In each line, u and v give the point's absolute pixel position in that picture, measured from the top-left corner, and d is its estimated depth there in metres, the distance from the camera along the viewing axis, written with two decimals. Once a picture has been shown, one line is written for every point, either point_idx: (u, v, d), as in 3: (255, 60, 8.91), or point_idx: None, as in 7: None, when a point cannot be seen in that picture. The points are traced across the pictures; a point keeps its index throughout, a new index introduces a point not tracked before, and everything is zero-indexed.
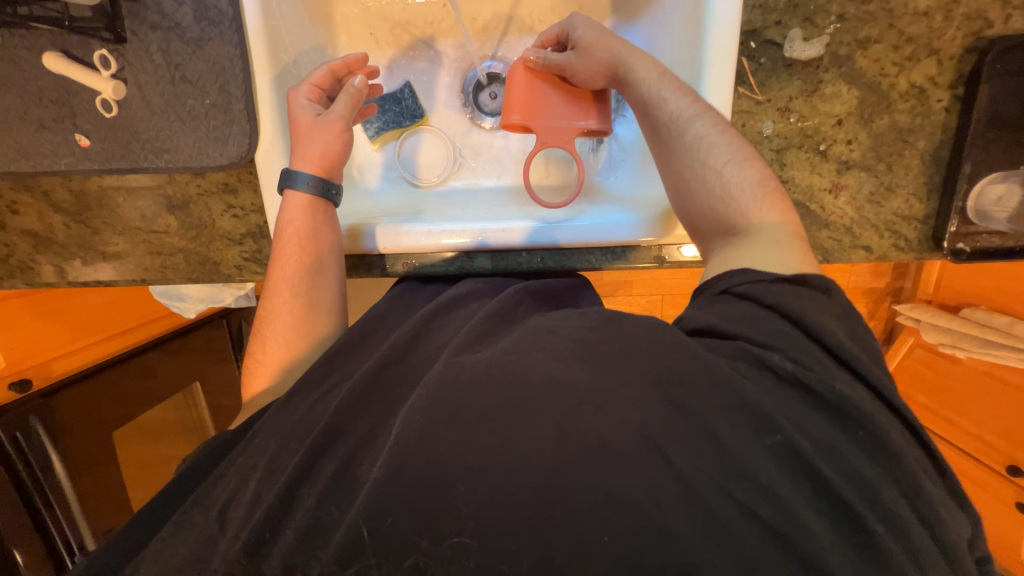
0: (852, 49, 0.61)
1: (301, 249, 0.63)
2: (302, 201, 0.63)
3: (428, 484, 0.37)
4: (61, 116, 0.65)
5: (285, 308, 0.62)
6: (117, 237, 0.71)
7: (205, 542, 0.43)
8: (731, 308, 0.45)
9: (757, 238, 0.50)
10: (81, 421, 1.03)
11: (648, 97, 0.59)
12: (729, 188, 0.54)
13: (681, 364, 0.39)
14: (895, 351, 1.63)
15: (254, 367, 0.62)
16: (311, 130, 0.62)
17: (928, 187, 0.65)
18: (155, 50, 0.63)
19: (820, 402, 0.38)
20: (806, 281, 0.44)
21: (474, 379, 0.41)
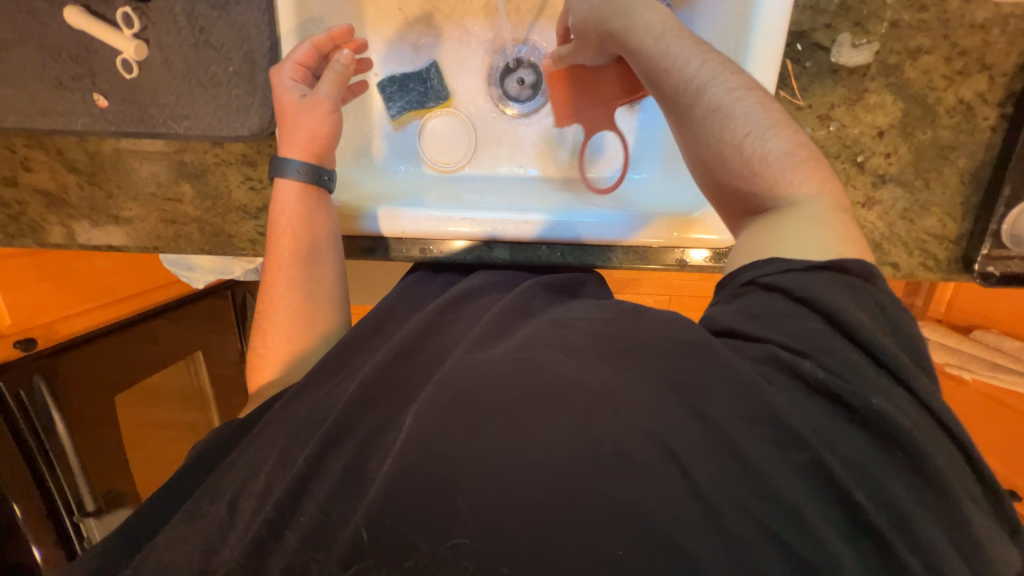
0: (902, 58, 0.59)
1: (295, 239, 0.62)
2: (293, 189, 0.62)
3: (435, 486, 0.35)
4: (80, 74, 0.63)
5: (283, 300, 0.61)
6: (131, 202, 0.70)
7: (215, 532, 0.43)
8: (758, 302, 0.43)
9: (793, 217, 0.47)
10: (83, 384, 1.03)
11: (659, 64, 0.54)
12: (753, 161, 0.49)
13: (700, 372, 0.38)
14: None
15: (257, 362, 0.61)
16: (295, 113, 0.60)
17: (964, 207, 0.63)
18: (179, 11, 0.61)
19: (844, 422, 0.36)
20: (844, 267, 0.42)
21: (492, 376, 0.40)
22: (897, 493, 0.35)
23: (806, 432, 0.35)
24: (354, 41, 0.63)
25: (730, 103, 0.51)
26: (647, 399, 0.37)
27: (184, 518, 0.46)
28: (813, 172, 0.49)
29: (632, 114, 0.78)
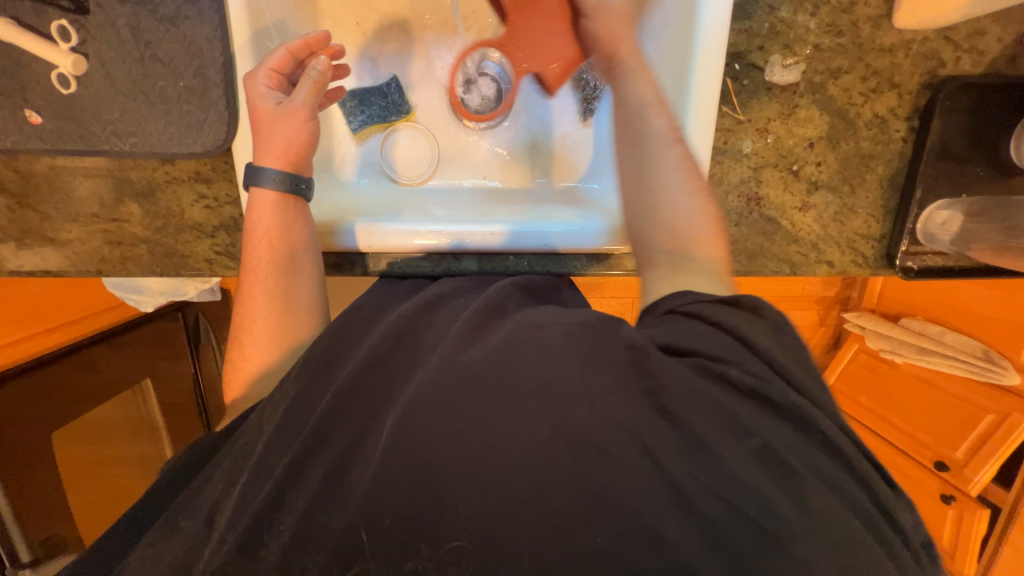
0: (825, 77, 0.65)
1: (272, 248, 0.59)
2: (269, 198, 0.59)
3: (420, 490, 0.37)
4: (9, 88, 0.59)
5: (260, 312, 0.58)
6: (69, 224, 0.66)
7: (191, 547, 0.42)
8: (677, 326, 0.45)
9: (700, 269, 0.52)
10: (11, 423, 0.93)
11: (635, 105, 0.60)
12: (677, 215, 0.55)
13: (663, 372, 0.40)
14: (841, 356, 1.76)
15: (233, 377, 0.58)
16: (271, 121, 0.59)
17: (885, 210, 0.71)
18: (123, 25, 0.58)
19: (790, 408, 0.40)
20: (738, 302, 0.46)
21: (470, 378, 0.41)
22: (829, 466, 0.38)
23: (753, 419, 0.39)
24: (330, 47, 0.62)
25: (667, 155, 0.57)
26: (612, 400, 0.39)
27: (159, 534, 0.46)
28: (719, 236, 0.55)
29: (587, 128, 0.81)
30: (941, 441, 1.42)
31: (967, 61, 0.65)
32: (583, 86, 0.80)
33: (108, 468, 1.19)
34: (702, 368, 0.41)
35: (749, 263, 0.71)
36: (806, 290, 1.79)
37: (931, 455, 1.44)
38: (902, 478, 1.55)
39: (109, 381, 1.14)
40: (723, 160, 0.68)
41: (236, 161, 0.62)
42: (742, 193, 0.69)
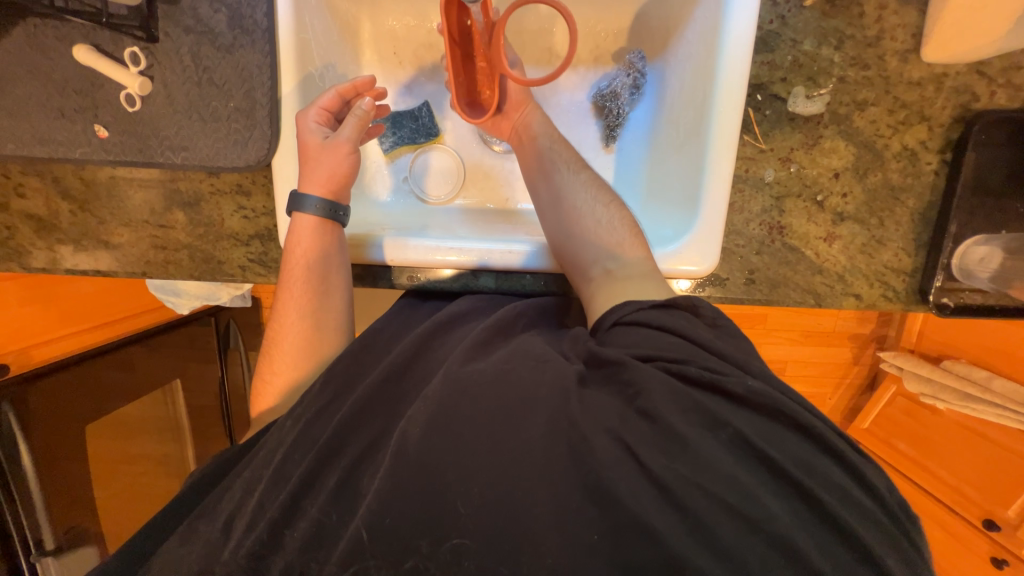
0: (851, 109, 0.65)
1: (308, 270, 0.63)
2: (309, 223, 0.63)
3: (426, 492, 0.39)
4: (83, 106, 0.65)
5: (292, 328, 0.63)
6: (122, 228, 0.71)
7: (210, 549, 0.43)
8: (627, 337, 0.50)
9: (631, 271, 0.60)
10: (51, 413, 0.99)
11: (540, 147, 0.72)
12: (603, 227, 0.65)
13: (637, 374, 0.44)
14: (876, 398, 1.66)
15: (261, 388, 0.62)
16: (319, 153, 0.64)
17: (917, 243, 0.68)
18: (185, 52, 0.64)
19: (761, 399, 0.43)
20: (674, 303, 0.52)
21: (475, 387, 0.44)
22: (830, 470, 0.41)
23: (730, 417, 0.42)
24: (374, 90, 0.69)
25: (577, 179, 0.69)
26: (591, 400, 0.43)
27: (182, 538, 0.47)
28: (641, 241, 0.65)
29: (610, 152, 0.84)
30: (990, 498, 1.31)
31: (1002, 95, 0.64)
32: (607, 113, 0.81)
33: (131, 466, 1.23)
34: (669, 372, 0.45)
35: (770, 293, 0.70)
36: (838, 325, 1.72)
37: (979, 511, 1.33)
38: (946, 534, 1.44)
39: (140, 379, 1.20)
40: (745, 188, 0.67)
41: (276, 174, 0.67)
42: (765, 221, 0.68)
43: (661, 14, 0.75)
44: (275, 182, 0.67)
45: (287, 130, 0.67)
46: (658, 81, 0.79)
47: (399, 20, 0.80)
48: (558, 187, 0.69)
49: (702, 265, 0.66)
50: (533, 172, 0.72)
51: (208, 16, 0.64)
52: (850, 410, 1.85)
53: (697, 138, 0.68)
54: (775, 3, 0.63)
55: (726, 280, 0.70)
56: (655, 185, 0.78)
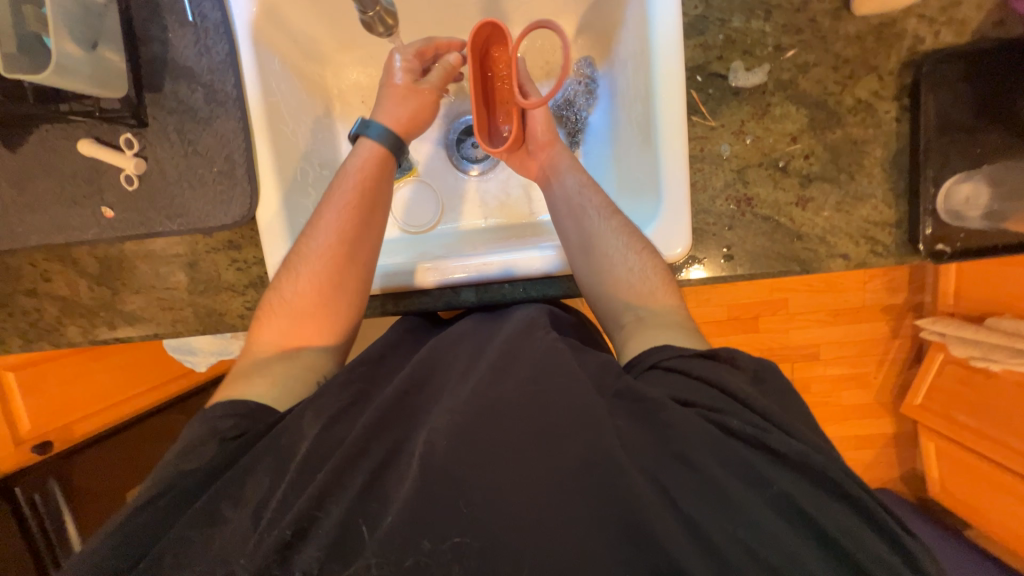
0: (794, 74, 0.65)
1: (360, 193, 0.67)
2: (374, 151, 0.70)
3: (443, 512, 0.41)
4: (91, 193, 0.74)
5: (328, 238, 0.65)
6: (134, 296, 0.78)
7: (235, 540, 0.44)
8: (666, 380, 0.50)
9: (665, 320, 0.61)
10: (94, 488, 1.09)
11: (568, 192, 0.72)
12: (635, 277, 0.64)
13: (674, 415, 0.45)
14: (925, 367, 1.56)
15: (283, 286, 0.64)
16: (404, 96, 0.73)
17: (895, 193, 0.66)
18: (171, 130, 0.72)
19: (804, 462, 0.43)
20: (718, 354, 0.52)
21: (508, 409, 0.46)
22: (843, 515, 0.41)
23: (768, 466, 0.43)
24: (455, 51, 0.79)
25: (607, 225, 0.68)
26: (626, 432, 0.45)
27: (201, 519, 0.46)
28: (671, 288, 0.65)
29: (576, 158, 0.86)
30: None
31: (948, 33, 0.63)
32: (566, 121, 0.85)
33: None
34: (716, 420, 0.45)
35: (752, 266, 0.69)
36: (867, 299, 1.64)
37: None
38: None
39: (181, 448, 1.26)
40: (703, 166, 0.68)
41: (261, 222, 0.72)
42: (730, 196, 0.68)
43: (599, 22, 0.79)
44: (260, 229, 0.72)
45: (266, 180, 0.72)
46: (607, 84, 0.82)
47: (361, 72, 0.87)
48: (592, 235, 0.68)
49: (671, 249, 0.67)
50: (560, 213, 0.72)
51: (187, 96, 0.71)
52: (899, 389, 1.72)
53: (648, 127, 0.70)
54: None
55: (704, 260, 0.69)
56: (621, 180, 0.80)
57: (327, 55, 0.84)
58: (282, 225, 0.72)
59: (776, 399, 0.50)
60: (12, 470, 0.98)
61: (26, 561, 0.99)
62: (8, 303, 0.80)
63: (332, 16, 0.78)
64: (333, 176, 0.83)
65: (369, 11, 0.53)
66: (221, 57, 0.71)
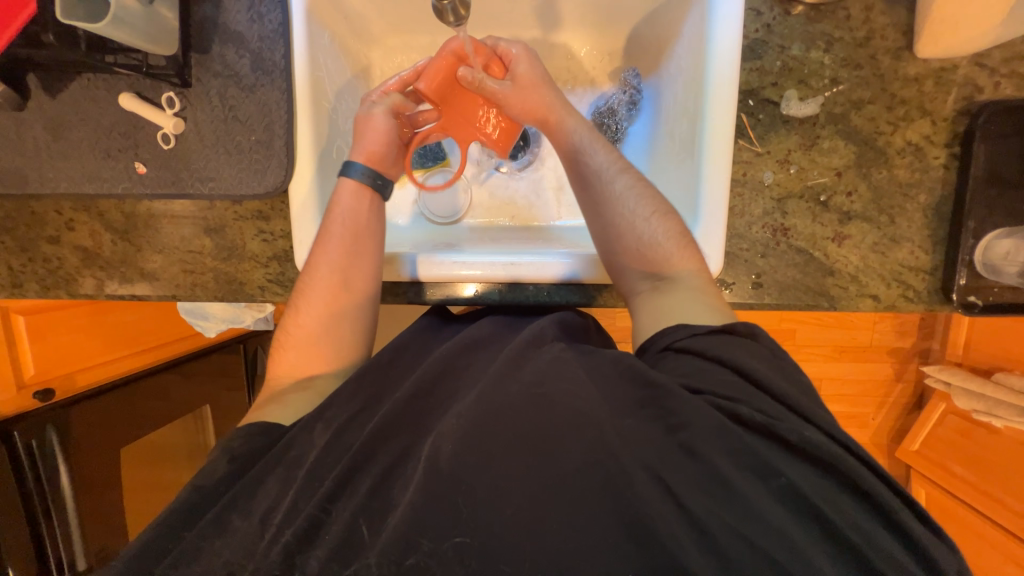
0: (847, 108, 0.65)
1: (346, 230, 0.66)
2: (353, 185, 0.68)
3: (446, 503, 0.41)
4: (126, 146, 0.73)
5: (322, 282, 0.65)
6: (156, 255, 0.77)
7: (247, 546, 0.44)
8: (681, 363, 0.51)
9: (678, 285, 0.61)
10: (93, 444, 1.06)
11: (578, 147, 0.68)
12: (653, 238, 0.63)
13: (684, 407, 0.44)
14: (925, 417, 1.56)
15: (286, 338, 0.65)
16: (367, 128, 0.70)
17: (933, 240, 0.66)
18: (214, 94, 0.71)
19: (813, 451, 0.43)
20: (732, 329, 0.52)
21: (511, 407, 0.45)
22: (857, 513, 0.41)
23: (780, 461, 0.42)
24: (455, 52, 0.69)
25: (618, 185, 0.65)
26: (631, 428, 0.44)
27: (211, 528, 0.46)
28: (691, 251, 0.63)
29: None
30: None
31: (1007, 85, 0.63)
32: (606, 129, 0.84)
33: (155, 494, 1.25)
34: (723, 409, 0.45)
35: (780, 296, 0.68)
36: (875, 339, 1.63)
37: None
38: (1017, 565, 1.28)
39: (178, 407, 1.25)
40: (744, 191, 0.67)
41: (293, 200, 0.72)
42: (767, 223, 0.67)
43: (653, 33, 0.78)
44: (292, 207, 0.72)
45: (304, 156, 0.72)
46: (652, 95, 0.81)
47: (405, 57, 0.86)
48: (599, 200, 0.66)
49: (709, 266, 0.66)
50: (572, 178, 0.69)
51: (234, 61, 0.71)
52: (896, 432, 1.72)
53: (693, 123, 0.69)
54: (760, 14, 0.65)
55: (733, 285, 0.68)
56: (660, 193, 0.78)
57: (375, 35, 0.83)
58: (312, 203, 0.72)
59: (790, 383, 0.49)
60: (11, 415, 0.95)
61: (19, 507, 0.95)
62: (30, 248, 0.79)
63: None
64: None
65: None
66: (273, 26, 0.70)
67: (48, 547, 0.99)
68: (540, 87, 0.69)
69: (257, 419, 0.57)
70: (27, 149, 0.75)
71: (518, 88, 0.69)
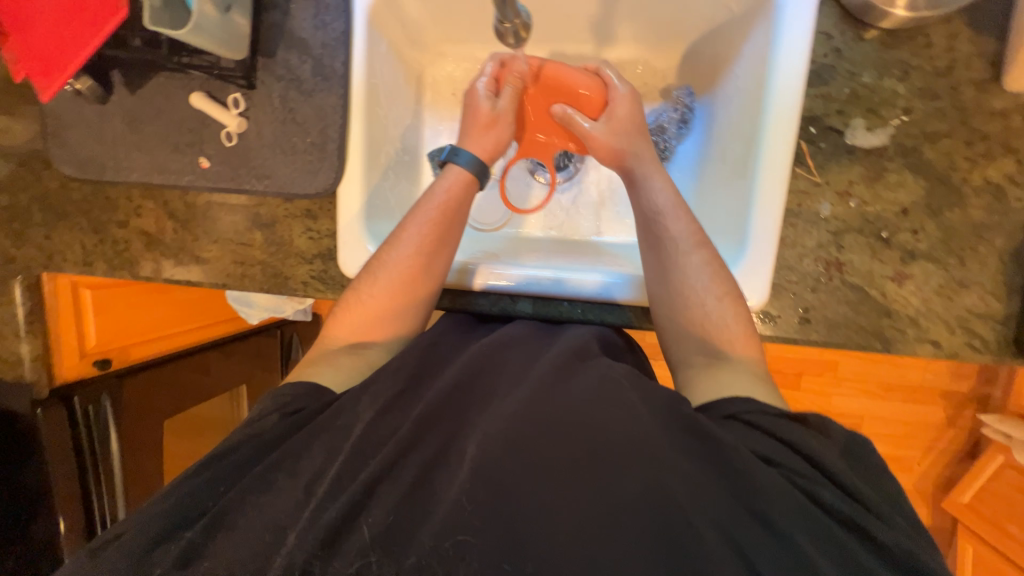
0: (919, 141, 0.61)
1: (442, 215, 0.69)
2: (462, 175, 0.71)
3: (508, 534, 0.42)
4: (193, 141, 0.78)
5: (402, 260, 0.66)
6: (211, 245, 0.82)
7: (293, 509, 0.46)
8: (745, 437, 0.47)
9: (739, 367, 0.56)
10: (134, 410, 1.11)
11: (654, 207, 0.67)
12: (718, 319, 0.60)
13: (762, 475, 0.43)
14: (975, 473, 1.45)
15: (353, 301, 0.66)
16: (489, 120, 0.74)
17: (1007, 286, 0.61)
18: (276, 96, 0.75)
19: (899, 552, 0.40)
20: (806, 419, 0.48)
21: (567, 426, 0.46)
22: None
23: (849, 542, 0.41)
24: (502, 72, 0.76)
25: (690, 259, 0.63)
26: (696, 480, 0.43)
27: (259, 483, 0.48)
28: (754, 340, 0.60)
29: None
30: None
31: None
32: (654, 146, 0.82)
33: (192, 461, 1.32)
34: (799, 486, 0.43)
35: (829, 334, 0.64)
36: (926, 380, 1.52)
37: None
38: None
39: (214, 384, 1.32)
40: (797, 222, 0.64)
41: (340, 201, 0.74)
42: (820, 257, 0.64)
43: (711, 51, 0.76)
44: (339, 208, 0.74)
45: (354, 158, 0.74)
46: (705, 114, 0.79)
47: (457, 66, 0.88)
48: (667, 262, 0.64)
49: (752, 299, 0.63)
50: (642, 234, 0.68)
51: (297, 66, 0.74)
52: (943, 481, 1.60)
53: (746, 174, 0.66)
54: (831, 37, 0.62)
55: (777, 318, 0.65)
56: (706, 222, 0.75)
57: (430, 44, 0.85)
58: (358, 205, 0.74)
59: (864, 473, 0.46)
60: (73, 379, 1.01)
61: (72, 463, 0.99)
62: (101, 230, 0.86)
63: (444, 9, 0.79)
64: (412, 162, 0.85)
65: (504, 20, 0.47)
66: (335, 34, 0.73)
67: (94, 504, 1.03)
68: (632, 136, 0.72)
69: (300, 379, 0.58)
70: (106, 139, 0.81)
71: (609, 130, 0.73)
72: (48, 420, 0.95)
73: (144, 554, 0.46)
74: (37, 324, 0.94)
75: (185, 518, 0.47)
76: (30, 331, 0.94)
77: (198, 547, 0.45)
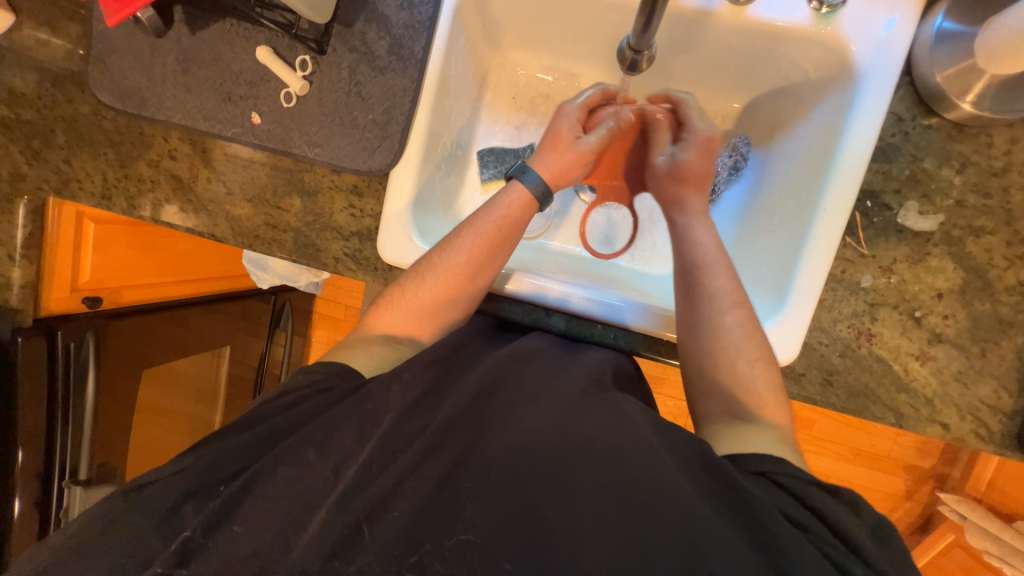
0: (965, 233, 0.64)
1: (498, 232, 0.69)
2: (524, 195, 0.71)
3: (525, 537, 0.45)
4: (248, 95, 0.75)
5: (451, 267, 0.67)
6: (246, 203, 0.79)
7: (317, 487, 0.48)
8: (771, 494, 0.48)
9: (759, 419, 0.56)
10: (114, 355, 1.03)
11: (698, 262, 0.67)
12: (751, 381, 0.60)
13: (782, 530, 0.43)
14: (929, 544, 1.51)
15: (398, 295, 0.68)
16: (568, 148, 0.74)
17: (1020, 384, 0.64)
18: (345, 67, 0.73)
19: None
20: (836, 491, 0.48)
21: (590, 453, 0.48)
22: None
23: None
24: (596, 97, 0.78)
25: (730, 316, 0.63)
26: (724, 532, 0.44)
27: (287, 456, 0.50)
28: (773, 386, 0.60)
29: None
30: None
31: None
32: None
33: (167, 420, 1.22)
34: (828, 555, 0.43)
35: (848, 400, 0.66)
36: (892, 451, 1.59)
37: None
38: None
39: (195, 338, 1.24)
40: (838, 288, 0.66)
41: (392, 184, 0.73)
42: (854, 324, 0.66)
43: (774, 107, 0.78)
44: (389, 190, 0.73)
45: (415, 144, 0.73)
46: (757, 164, 0.81)
47: (523, 72, 0.88)
48: (700, 324, 0.64)
49: (781, 354, 0.65)
50: (679, 283, 0.69)
51: (373, 41, 0.73)
52: None
53: (796, 230, 0.69)
54: (901, 120, 0.65)
55: (802, 375, 0.67)
56: (745, 269, 0.77)
57: (502, 45, 0.86)
58: (410, 191, 0.73)
59: (877, 535, 0.47)
60: (58, 315, 0.95)
61: (42, 400, 0.90)
62: (129, 166, 0.82)
63: (527, 16, 0.79)
64: (463, 158, 0.86)
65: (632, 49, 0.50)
66: (421, 17, 0.72)
67: (55, 447, 0.93)
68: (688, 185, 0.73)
69: (339, 359, 0.62)
70: (154, 75, 0.78)
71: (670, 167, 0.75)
72: (27, 349, 0.88)
73: (176, 504, 0.49)
74: (33, 251, 0.88)
75: (215, 479, 0.51)
76: (24, 256, 0.87)
77: (225, 513, 0.48)
